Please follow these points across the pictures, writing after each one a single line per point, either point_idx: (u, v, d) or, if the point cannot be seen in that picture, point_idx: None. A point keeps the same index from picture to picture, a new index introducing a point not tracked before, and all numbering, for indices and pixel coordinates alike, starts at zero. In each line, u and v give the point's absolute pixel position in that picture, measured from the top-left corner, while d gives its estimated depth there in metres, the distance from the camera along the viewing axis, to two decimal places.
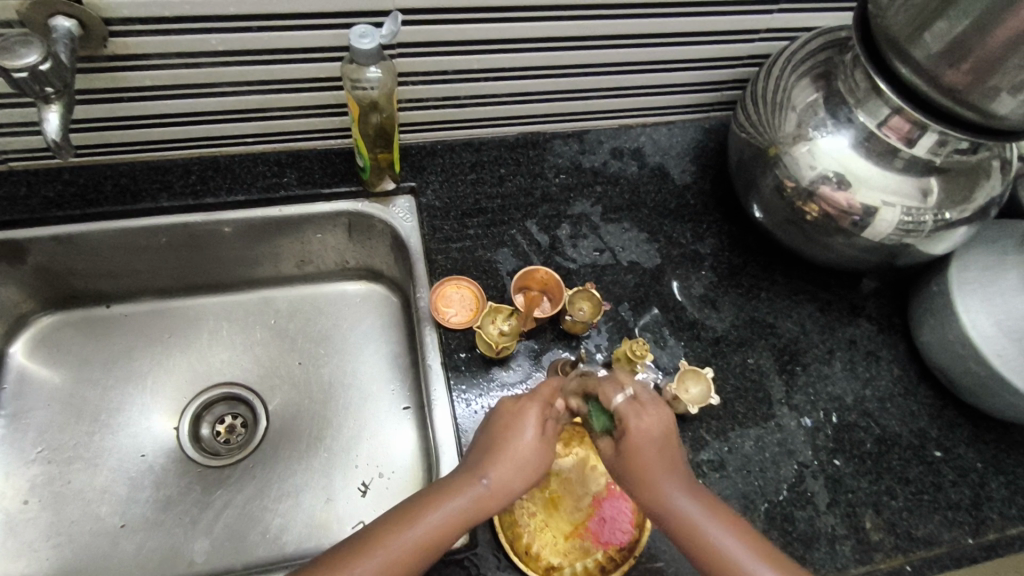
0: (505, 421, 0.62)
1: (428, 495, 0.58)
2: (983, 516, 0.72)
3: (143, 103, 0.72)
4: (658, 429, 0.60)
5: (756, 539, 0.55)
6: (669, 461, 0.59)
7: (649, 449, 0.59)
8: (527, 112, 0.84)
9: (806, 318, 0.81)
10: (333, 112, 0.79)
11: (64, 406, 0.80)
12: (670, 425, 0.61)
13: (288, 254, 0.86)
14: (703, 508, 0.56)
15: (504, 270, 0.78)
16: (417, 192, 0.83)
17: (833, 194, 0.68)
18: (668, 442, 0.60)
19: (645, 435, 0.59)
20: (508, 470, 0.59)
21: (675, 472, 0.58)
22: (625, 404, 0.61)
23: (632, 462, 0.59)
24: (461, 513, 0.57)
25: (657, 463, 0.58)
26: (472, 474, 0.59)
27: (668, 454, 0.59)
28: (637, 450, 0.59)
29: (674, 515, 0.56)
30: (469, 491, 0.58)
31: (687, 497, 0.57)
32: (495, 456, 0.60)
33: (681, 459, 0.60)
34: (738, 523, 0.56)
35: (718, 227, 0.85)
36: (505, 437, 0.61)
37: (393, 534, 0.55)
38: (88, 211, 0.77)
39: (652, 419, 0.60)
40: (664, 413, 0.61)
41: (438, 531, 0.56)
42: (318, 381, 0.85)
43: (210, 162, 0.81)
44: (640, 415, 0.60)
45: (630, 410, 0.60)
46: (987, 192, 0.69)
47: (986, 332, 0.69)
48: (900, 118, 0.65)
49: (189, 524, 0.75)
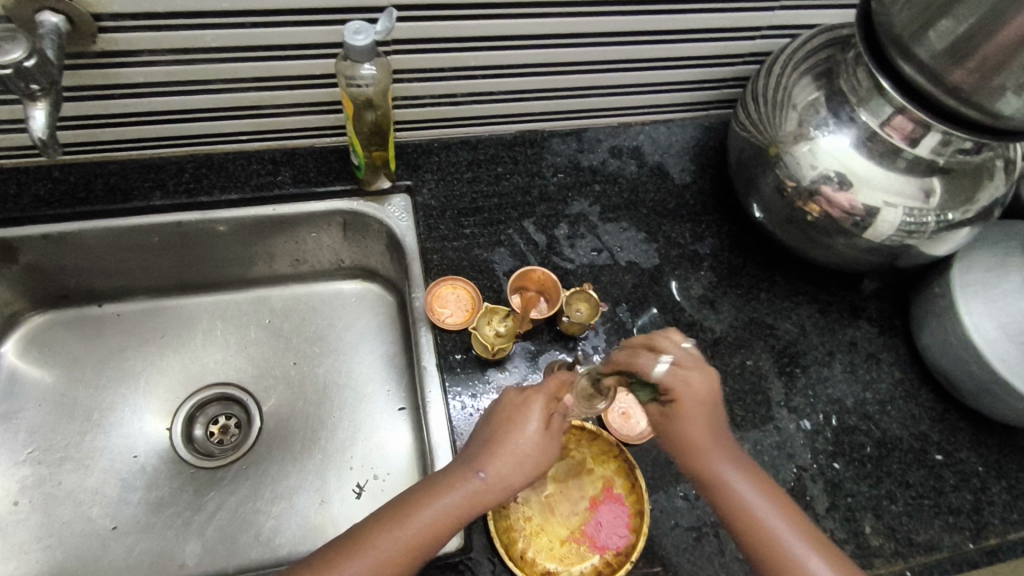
0: (508, 414, 0.61)
1: (422, 491, 0.58)
2: (984, 521, 0.71)
3: (134, 101, 0.71)
4: (708, 394, 0.62)
5: (797, 517, 0.59)
6: (721, 438, 0.62)
7: (703, 418, 0.61)
8: (525, 110, 0.83)
9: (806, 319, 0.80)
10: (327, 110, 0.78)
11: (56, 407, 0.79)
12: (715, 389, 0.62)
13: (282, 253, 0.85)
14: (752, 487, 0.60)
15: (501, 270, 0.78)
16: (413, 191, 0.82)
17: (835, 195, 0.67)
18: (717, 410, 0.62)
19: (700, 399, 0.61)
20: (505, 465, 0.58)
21: (727, 451, 0.61)
22: (669, 372, 0.61)
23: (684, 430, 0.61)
24: (454, 509, 0.57)
25: (711, 437, 0.61)
26: (469, 467, 0.58)
27: (718, 426, 0.62)
28: (693, 420, 0.61)
29: (724, 491, 0.59)
30: (465, 486, 0.57)
31: (738, 476, 0.60)
32: (493, 451, 0.59)
33: (728, 434, 0.63)
34: (782, 503, 0.60)
35: (717, 227, 0.84)
36: (507, 432, 0.60)
37: (386, 531, 0.56)
38: (79, 210, 0.76)
39: (701, 382, 0.62)
40: (708, 374, 0.62)
41: (429, 528, 0.56)
42: (313, 381, 0.84)
43: (203, 160, 0.80)
44: (689, 380, 0.62)
45: (675, 380, 0.61)
46: (990, 193, 0.68)
47: (989, 335, 0.68)
48: (903, 117, 0.65)
49: (181, 526, 0.75)
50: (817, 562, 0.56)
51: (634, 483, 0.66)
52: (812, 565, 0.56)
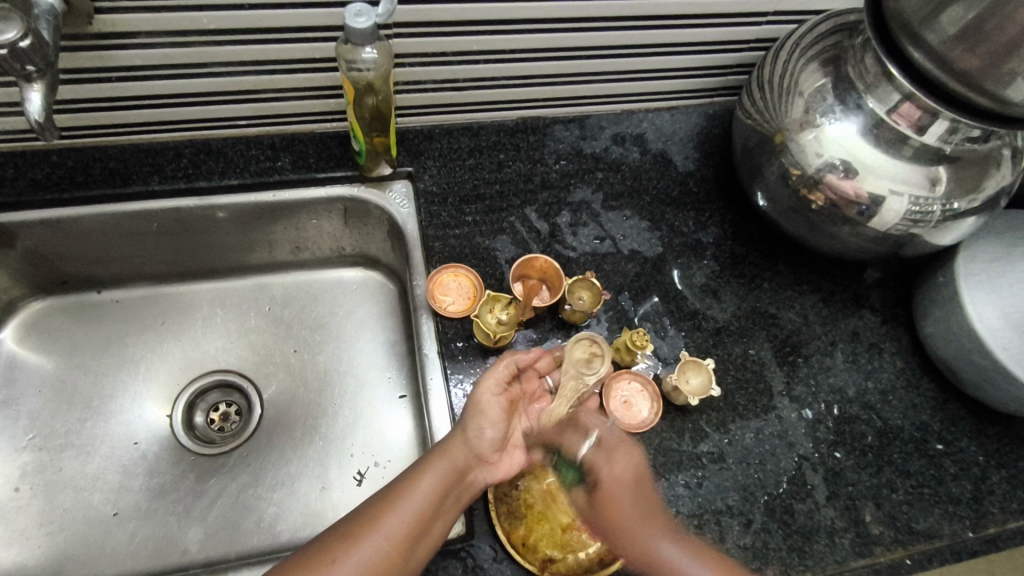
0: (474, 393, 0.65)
1: (404, 476, 0.60)
2: (984, 510, 0.71)
3: (132, 84, 0.70)
4: (629, 474, 0.63)
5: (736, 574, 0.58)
6: (646, 513, 0.61)
7: (625, 497, 0.62)
8: (527, 96, 0.82)
9: (809, 309, 0.80)
10: (328, 95, 0.77)
11: (55, 393, 0.79)
12: (640, 468, 0.64)
13: (283, 240, 0.84)
14: (681, 549, 0.59)
15: (503, 258, 0.77)
16: (414, 178, 0.81)
17: (840, 182, 0.67)
18: (642, 488, 0.63)
19: (620, 480, 0.62)
20: (472, 425, 0.62)
21: (655, 522, 0.61)
22: (591, 451, 0.65)
23: (607, 507, 0.62)
24: (436, 483, 0.58)
25: (634, 510, 0.61)
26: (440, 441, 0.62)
27: (643, 502, 0.62)
28: (617, 500, 0.61)
29: (654, 562, 0.59)
30: (440, 456, 0.60)
31: (668, 542, 0.59)
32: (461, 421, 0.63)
33: (658, 511, 0.62)
34: (715, 559, 0.59)
35: (720, 215, 0.83)
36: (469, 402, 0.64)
37: (374, 524, 0.56)
38: (76, 194, 0.75)
39: (624, 461, 0.63)
40: (634, 454, 0.64)
41: (420, 506, 0.57)
42: (313, 369, 0.83)
43: (201, 145, 0.79)
44: (612, 460, 0.63)
45: (599, 458, 0.64)
46: (997, 182, 0.67)
47: (992, 324, 0.68)
48: (910, 105, 0.64)
49: (181, 513, 0.75)
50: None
51: None
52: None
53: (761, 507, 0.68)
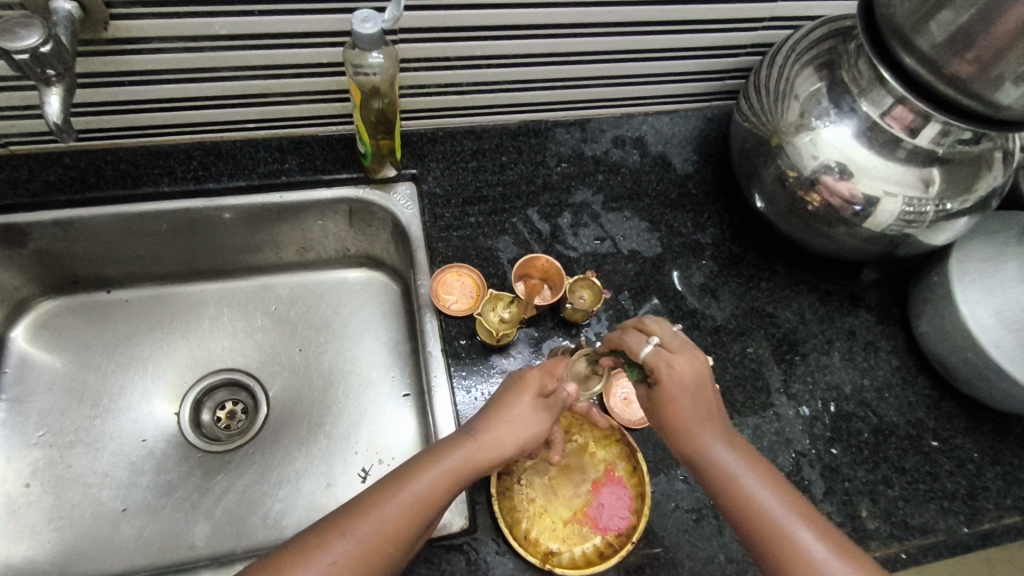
0: (509, 390, 0.63)
1: (421, 458, 0.59)
2: (979, 506, 0.72)
3: (144, 88, 0.71)
4: (691, 376, 0.61)
5: (793, 496, 0.57)
6: (706, 412, 0.60)
7: (686, 397, 0.60)
8: (529, 100, 0.84)
9: (806, 309, 0.81)
10: (334, 99, 0.79)
11: (66, 391, 0.80)
12: (704, 372, 0.61)
13: (289, 241, 0.86)
14: (736, 454, 0.58)
15: (505, 258, 0.79)
16: (418, 179, 0.83)
17: (835, 183, 0.68)
18: (703, 392, 0.61)
19: (680, 382, 0.60)
20: (492, 434, 0.59)
21: (712, 421, 0.60)
22: (654, 353, 0.62)
23: (667, 409, 0.61)
24: (438, 486, 0.57)
25: (691, 411, 0.60)
26: (464, 433, 0.60)
27: (703, 400, 0.60)
28: (675, 399, 0.60)
29: (705, 457, 0.58)
30: (461, 450, 0.58)
31: (724, 446, 0.59)
32: (483, 423, 0.60)
33: (718, 409, 0.61)
34: (770, 474, 0.58)
35: (718, 216, 0.85)
36: (500, 405, 0.61)
37: (368, 512, 0.55)
38: (88, 196, 0.77)
39: (685, 367, 0.61)
40: (694, 360, 0.62)
41: (416, 505, 0.56)
42: (318, 368, 0.85)
43: (210, 147, 0.81)
44: (673, 362, 0.61)
45: (660, 359, 0.61)
46: (988, 183, 0.69)
47: (985, 322, 0.69)
48: (903, 107, 0.65)
49: (189, 508, 0.76)
50: (807, 533, 0.54)
51: (636, 466, 0.67)
52: (797, 532, 0.54)
53: None
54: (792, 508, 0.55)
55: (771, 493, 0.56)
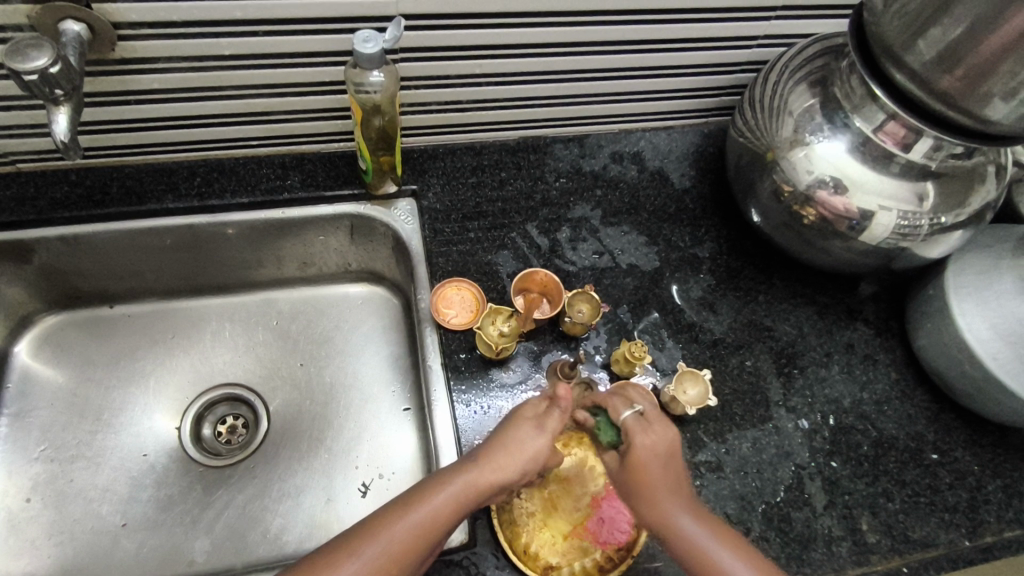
0: (516, 416, 0.64)
1: (431, 481, 0.59)
2: (980, 519, 0.72)
3: (150, 106, 0.73)
4: (662, 446, 0.62)
5: (757, 560, 0.57)
6: (673, 483, 0.61)
7: (656, 467, 0.61)
8: (528, 116, 0.85)
9: (804, 322, 0.82)
10: (335, 116, 0.80)
11: (67, 405, 0.81)
12: (673, 444, 0.63)
13: (291, 256, 0.87)
14: (703, 526, 0.59)
15: (504, 272, 0.79)
16: (418, 196, 0.84)
17: (830, 198, 0.69)
18: (672, 464, 0.62)
19: (653, 452, 0.62)
20: (498, 459, 0.60)
21: (678, 494, 0.61)
22: (633, 419, 0.63)
23: (638, 479, 0.61)
24: (446, 509, 0.57)
25: (661, 481, 0.61)
26: (471, 457, 0.60)
27: (672, 470, 0.62)
28: (647, 468, 0.61)
29: (674, 531, 0.59)
30: (468, 474, 0.59)
31: (690, 516, 0.59)
32: (490, 448, 0.61)
33: (685, 484, 0.63)
34: (736, 542, 0.58)
35: (716, 231, 0.86)
36: (507, 431, 0.62)
37: (378, 533, 0.56)
38: (93, 212, 0.78)
39: (658, 436, 0.62)
40: (669, 432, 0.63)
41: (424, 528, 0.56)
42: (319, 382, 0.85)
43: (214, 164, 0.82)
44: (648, 431, 0.63)
45: (637, 426, 0.62)
46: (982, 197, 0.69)
47: (981, 334, 0.70)
48: (895, 123, 0.66)
49: (189, 524, 0.76)
50: None
51: None
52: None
53: (758, 515, 0.69)
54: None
55: (738, 560, 0.57)
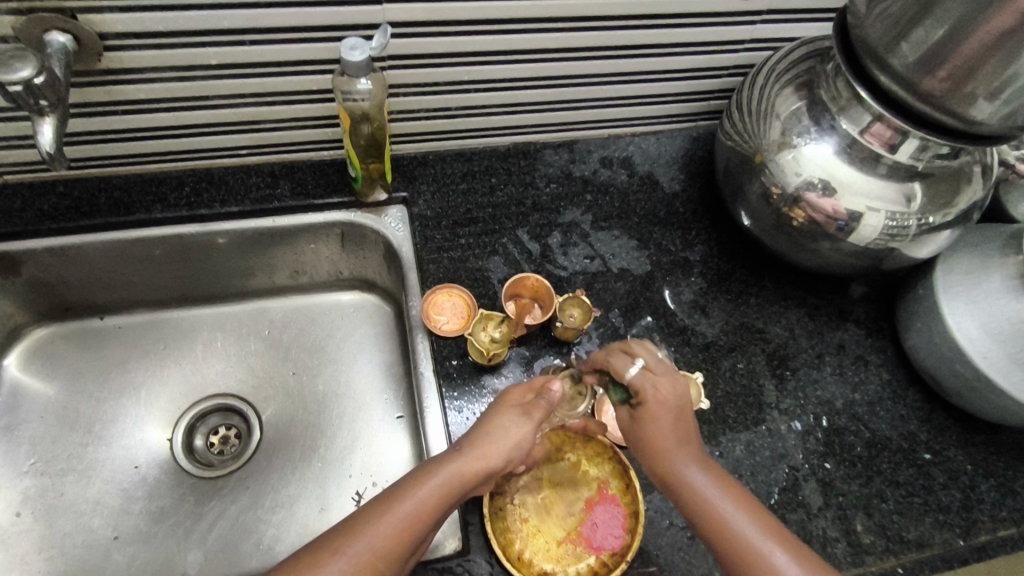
0: (498, 406, 0.63)
1: (413, 476, 0.58)
2: (974, 518, 0.72)
3: (138, 116, 0.73)
4: (673, 397, 0.62)
5: (765, 516, 0.57)
6: (682, 437, 0.61)
7: (667, 418, 0.61)
8: (518, 122, 0.86)
9: (795, 323, 0.82)
10: (324, 124, 0.80)
11: (58, 418, 0.80)
12: (685, 395, 0.63)
13: (282, 265, 0.86)
14: (713, 480, 0.58)
15: (495, 278, 0.79)
16: (408, 203, 0.84)
17: (819, 200, 0.69)
18: (685, 413, 0.62)
19: (664, 401, 0.61)
20: (481, 448, 0.59)
21: (688, 446, 0.60)
22: (639, 375, 0.63)
23: (648, 429, 0.61)
24: (431, 501, 0.56)
25: (671, 432, 0.61)
26: (453, 449, 0.60)
27: (683, 422, 0.61)
28: (658, 420, 0.61)
29: (683, 483, 0.58)
30: (449, 465, 0.58)
31: (698, 468, 0.59)
32: (471, 438, 0.60)
33: (695, 435, 0.62)
34: (745, 497, 0.58)
35: (706, 234, 0.86)
36: (487, 423, 0.62)
37: (362, 531, 0.55)
38: (81, 222, 0.77)
39: (669, 386, 0.62)
40: (679, 383, 0.63)
41: (407, 523, 0.55)
42: (312, 391, 0.85)
43: (203, 174, 0.82)
44: (658, 384, 0.62)
45: (645, 381, 0.62)
46: (970, 196, 0.70)
47: (971, 333, 0.70)
48: (881, 125, 0.67)
49: (181, 536, 0.75)
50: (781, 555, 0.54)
51: (628, 483, 0.67)
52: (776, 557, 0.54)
53: None
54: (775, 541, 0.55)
55: (744, 515, 0.56)
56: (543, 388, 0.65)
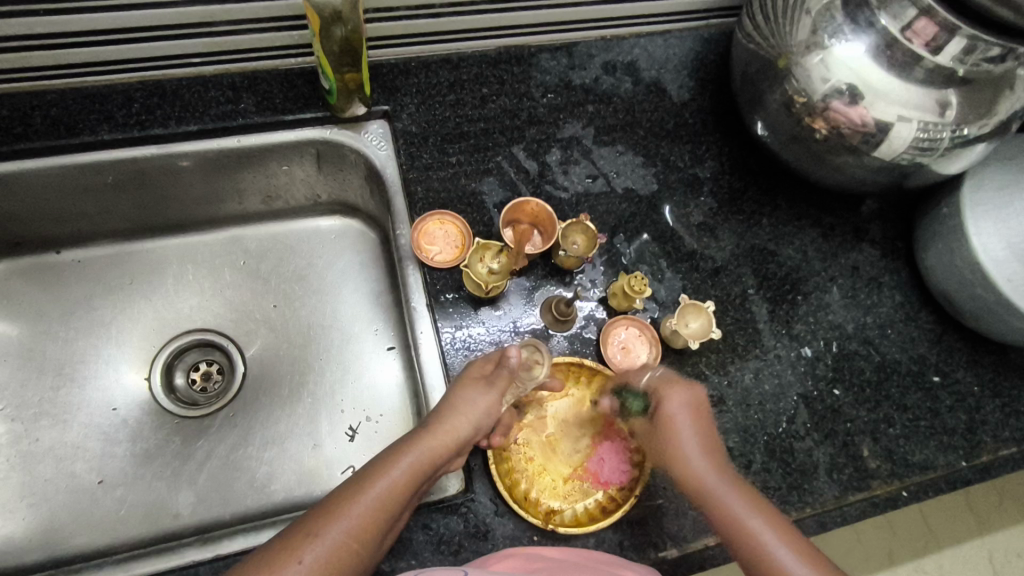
0: (462, 382, 0.60)
1: (383, 457, 0.54)
2: (977, 439, 0.72)
3: (67, 16, 0.62)
4: (684, 405, 0.60)
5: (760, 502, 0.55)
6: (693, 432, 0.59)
7: (679, 422, 0.60)
8: (510, 22, 0.75)
9: (808, 245, 0.77)
10: (289, 26, 0.69)
11: (23, 361, 0.75)
12: (693, 400, 0.61)
13: (254, 189, 0.78)
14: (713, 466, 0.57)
15: (491, 202, 0.73)
16: (391, 117, 0.75)
17: (847, 109, 0.62)
18: (697, 418, 0.60)
19: (675, 412, 0.60)
20: (448, 421, 0.57)
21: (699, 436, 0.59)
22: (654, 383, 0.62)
23: (657, 431, 0.61)
24: (405, 479, 0.53)
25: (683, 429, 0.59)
26: (420, 428, 0.56)
27: (697, 424, 0.60)
28: (669, 417, 0.60)
29: (687, 469, 0.58)
30: (421, 443, 0.55)
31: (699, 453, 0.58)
32: (433, 415, 0.57)
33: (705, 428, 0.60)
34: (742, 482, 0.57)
35: (717, 148, 0.79)
36: (452, 399, 0.58)
37: (341, 512, 0.49)
38: (18, 146, 0.68)
39: (679, 396, 0.61)
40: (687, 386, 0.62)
41: (386, 502, 0.51)
42: (297, 324, 0.80)
43: (153, 87, 0.72)
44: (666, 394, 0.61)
45: (660, 387, 0.61)
46: (1011, 105, 0.63)
47: (997, 255, 0.66)
48: (926, 21, 0.59)
49: (170, 477, 0.72)
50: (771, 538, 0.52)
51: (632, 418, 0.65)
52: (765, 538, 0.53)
53: (760, 448, 0.67)
54: (792, 549, 0.52)
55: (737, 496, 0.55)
56: (503, 356, 0.61)
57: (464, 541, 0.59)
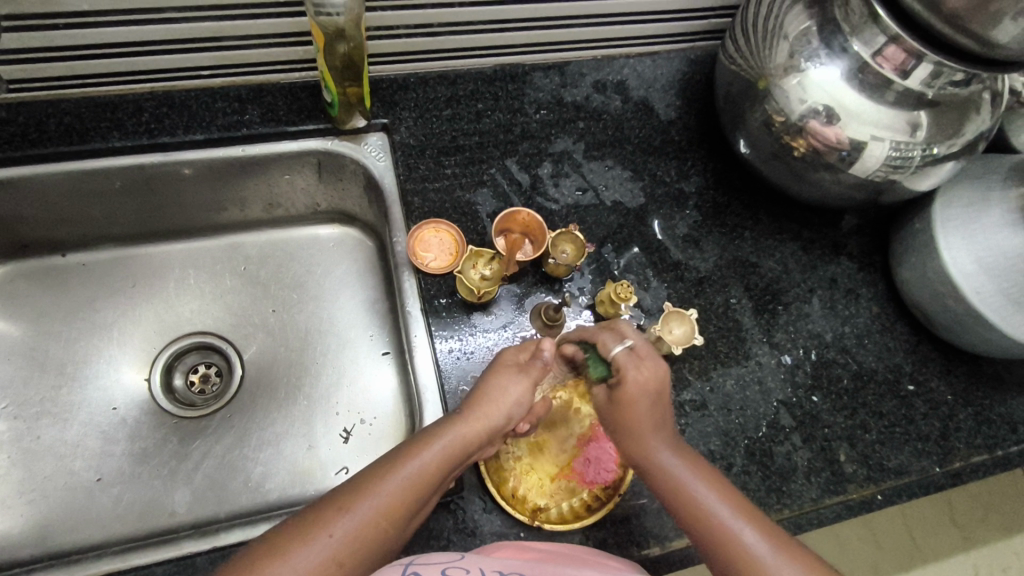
0: (498, 370, 0.61)
1: (415, 439, 0.55)
2: (950, 446, 0.75)
3: (83, 31, 0.65)
4: (653, 384, 0.59)
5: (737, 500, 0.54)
6: (658, 419, 0.58)
7: (644, 404, 0.58)
8: (504, 42, 0.79)
9: (788, 257, 0.80)
10: (294, 42, 0.73)
11: (26, 360, 0.77)
12: (664, 381, 0.59)
13: (256, 197, 0.81)
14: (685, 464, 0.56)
15: (484, 212, 0.76)
16: (390, 130, 0.78)
17: (823, 128, 0.66)
18: (661, 403, 0.59)
19: (643, 387, 0.58)
20: (482, 409, 0.58)
21: (663, 429, 0.58)
22: (624, 354, 0.60)
23: (623, 412, 0.59)
24: (435, 463, 0.54)
25: (647, 418, 0.58)
26: (455, 413, 0.58)
27: (660, 409, 0.59)
28: (633, 404, 0.58)
29: (659, 472, 0.56)
30: (454, 429, 0.56)
31: (669, 452, 0.57)
32: (469, 402, 0.59)
33: (669, 417, 0.60)
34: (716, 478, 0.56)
35: (702, 164, 0.83)
36: (489, 386, 0.60)
37: (369, 490, 0.51)
38: (30, 152, 0.70)
39: (649, 371, 0.59)
40: (661, 363, 0.60)
41: (416, 483, 0.53)
42: (294, 328, 0.82)
43: (163, 98, 0.75)
44: (639, 366, 0.59)
45: (629, 361, 0.59)
46: (976, 126, 0.66)
47: (966, 268, 0.69)
48: (895, 47, 0.62)
49: (168, 475, 0.74)
50: (750, 532, 0.52)
51: None
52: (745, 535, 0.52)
53: (741, 452, 0.70)
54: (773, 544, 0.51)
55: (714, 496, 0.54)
56: (538, 347, 0.63)
57: (452, 536, 0.62)
